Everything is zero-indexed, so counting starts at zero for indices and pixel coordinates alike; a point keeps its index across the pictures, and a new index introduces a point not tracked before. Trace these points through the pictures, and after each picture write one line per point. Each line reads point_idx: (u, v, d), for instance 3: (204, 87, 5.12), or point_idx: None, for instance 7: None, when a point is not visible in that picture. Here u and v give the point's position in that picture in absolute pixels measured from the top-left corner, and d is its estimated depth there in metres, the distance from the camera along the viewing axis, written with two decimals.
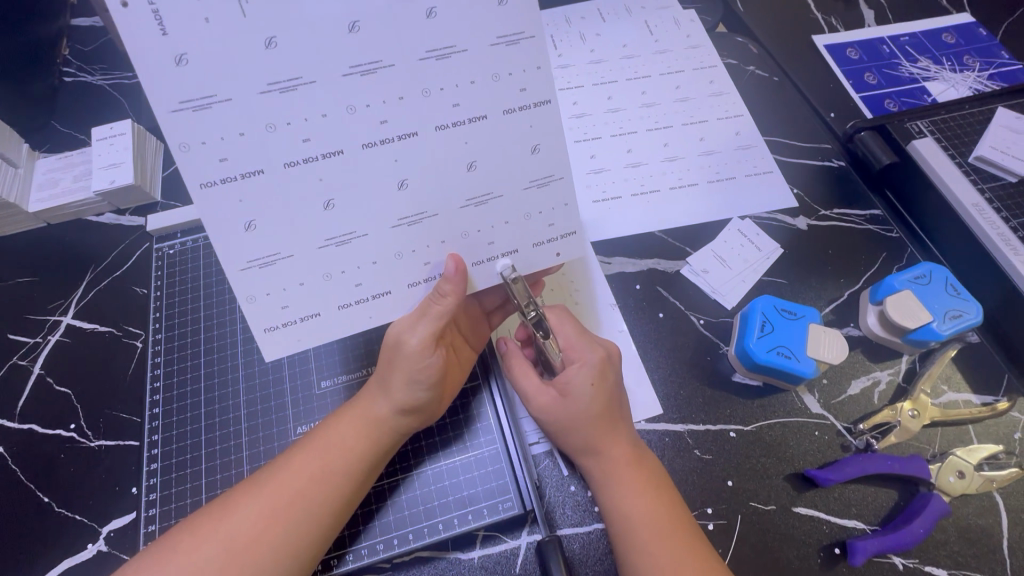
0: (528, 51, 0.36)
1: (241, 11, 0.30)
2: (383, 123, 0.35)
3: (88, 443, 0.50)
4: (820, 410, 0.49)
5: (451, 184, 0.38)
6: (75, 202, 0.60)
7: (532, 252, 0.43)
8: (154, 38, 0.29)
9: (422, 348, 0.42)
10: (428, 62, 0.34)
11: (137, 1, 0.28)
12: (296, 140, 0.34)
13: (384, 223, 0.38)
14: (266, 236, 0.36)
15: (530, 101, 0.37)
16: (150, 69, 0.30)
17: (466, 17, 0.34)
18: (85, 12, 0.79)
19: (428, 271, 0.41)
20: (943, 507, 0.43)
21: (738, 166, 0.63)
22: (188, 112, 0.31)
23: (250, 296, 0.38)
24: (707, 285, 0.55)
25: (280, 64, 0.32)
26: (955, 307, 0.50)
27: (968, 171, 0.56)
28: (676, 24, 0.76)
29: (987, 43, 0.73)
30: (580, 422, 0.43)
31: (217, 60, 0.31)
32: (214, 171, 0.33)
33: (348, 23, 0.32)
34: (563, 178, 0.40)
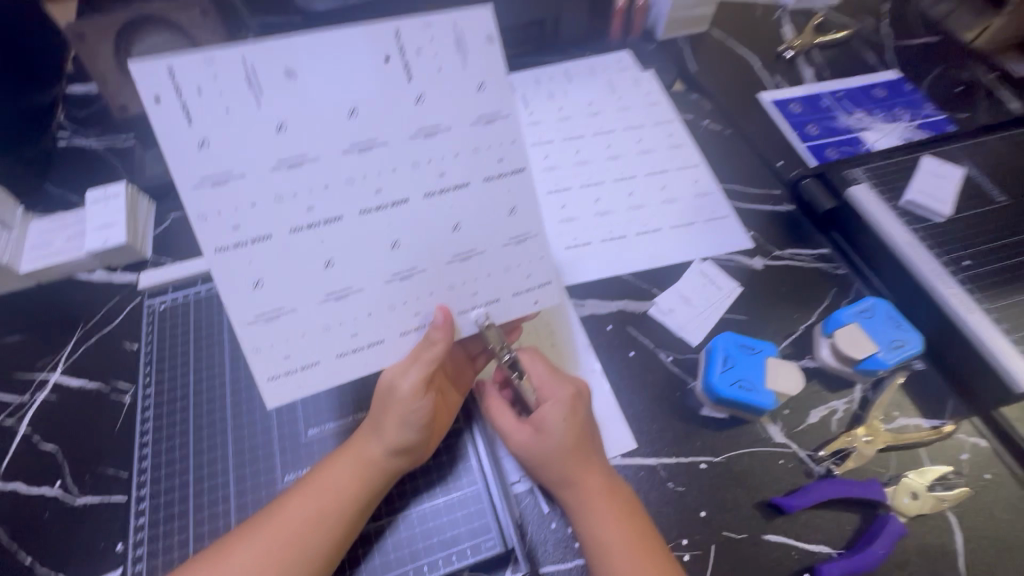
0: (504, 128, 0.40)
1: (256, 101, 0.33)
2: (378, 193, 0.38)
3: (73, 500, 0.50)
4: (784, 439, 0.52)
5: (440, 243, 0.42)
6: (66, 262, 0.62)
7: (512, 301, 0.46)
8: (180, 127, 0.33)
9: (413, 392, 0.44)
10: (418, 139, 0.38)
11: (168, 96, 0.32)
12: (301, 209, 0.37)
13: (377, 279, 0.41)
14: (270, 294, 0.39)
15: (507, 169, 0.41)
16: (175, 153, 0.33)
17: (451, 102, 0.38)
18: (82, 79, 0.83)
19: (418, 319, 0.44)
20: (900, 529, 0.46)
21: (698, 212, 0.69)
22: (207, 188, 0.35)
23: (253, 348, 0.40)
24: (673, 324, 0.59)
25: (289, 145, 0.35)
26: (897, 338, 0.54)
27: (901, 214, 0.61)
28: (637, 84, 0.83)
29: (913, 96, 0.81)
30: (555, 457, 0.45)
31: (234, 143, 0.34)
32: (226, 238, 0.36)
33: (348, 109, 0.35)
34: (539, 236, 0.44)
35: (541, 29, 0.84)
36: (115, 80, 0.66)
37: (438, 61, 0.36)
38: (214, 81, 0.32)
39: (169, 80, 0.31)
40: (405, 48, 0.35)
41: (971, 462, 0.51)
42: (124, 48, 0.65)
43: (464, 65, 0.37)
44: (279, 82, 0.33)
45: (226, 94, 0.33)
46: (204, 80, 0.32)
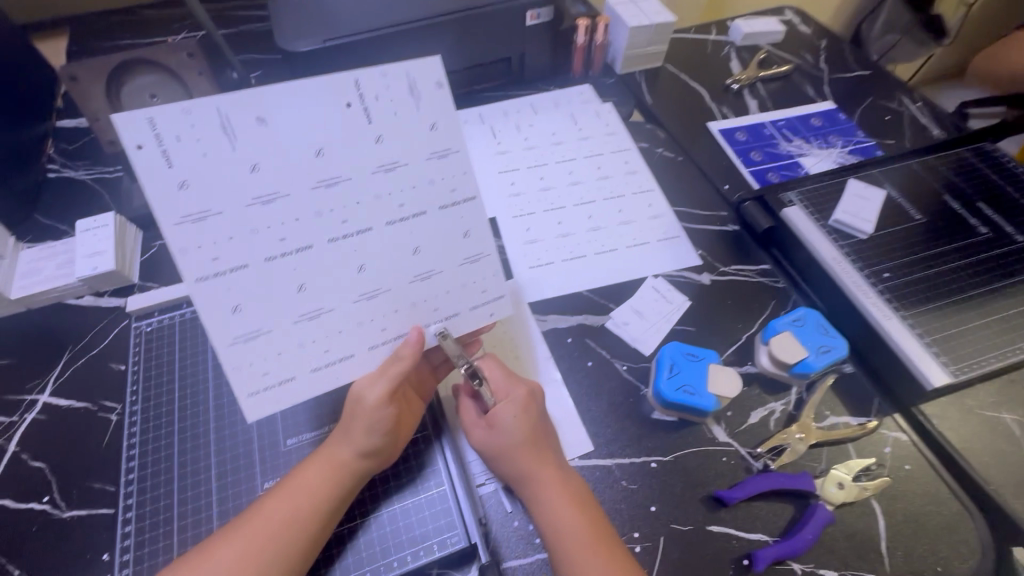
0: (455, 163, 0.45)
1: (231, 147, 0.38)
2: (344, 222, 0.43)
3: (61, 513, 0.53)
4: (726, 438, 0.57)
5: (403, 266, 0.47)
6: (56, 288, 0.66)
7: (469, 315, 0.52)
8: (163, 171, 0.37)
9: (378, 400, 0.48)
10: (378, 174, 0.43)
11: (150, 145, 0.36)
12: (275, 240, 0.42)
13: (346, 300, 0.46)
14: (248, 317, 0.43)
15: (459, 199, 0.47)
16: (157, 194, 0.37)
17: (407, 141, 0.43)
18: (71, 114, 0.88)
19: (385, 335, 0.49)
20: (827, 515, 0.51)
21: (651, 232, 0.75)
22: (188, 224, 0.39)
23: (233, 366, 0.44)
24: (628, 335, 0.65)
25: (262, 184, 0.40)
26: (825, 344, 0.60)
27: (830, 232, 0.68)
28: (596, 115, 0.90)
29: (846, 124, 0.89)
30: (509, 450, 0.50)
31: (211, 184, 0.38)
32: (206, 268, 0.40)
33: (314, 150, 0.40)
34: (490, 255, 0.50)
35: (508, 65, 0.91)
36: (107, 117, 0.69)
37: (393, 106, 0.42)
38: (193, 131, 0.37)
39: (151, 131, 0.36)
40: (363, 96, 0.41)
41: (893, 455, 0.56)
42: (115, 87, 0.67)
43: (416, 108, 0.43)
44: (251, 128, 0.38)
45: (203, 141, 0.37)
46: (184, 131, 0.37)
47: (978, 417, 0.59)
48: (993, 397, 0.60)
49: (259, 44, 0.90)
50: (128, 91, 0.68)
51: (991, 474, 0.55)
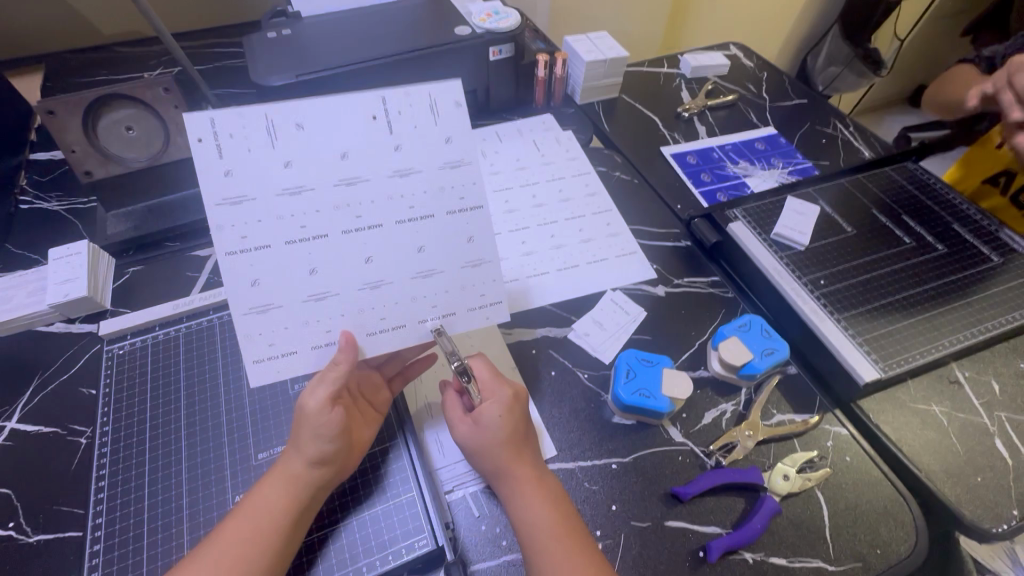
0: (466, 174, 0.48)
1: (270, 144, 0.43)
2: (357, 218, 0.47)
3: (27, 538, 0.53)
4: (682, 438, 0.61)
5: (407, 262, 0.49)
6: (26, 315, 0.67)
7: (467, 316, 0.53)
8: (213, 160, 0.42)
9: (321, 406, 0.49)
10: (393, 178, 0.47)
11: (206, 137, 0.41)
12: (295, 227, 0.45)
13: (351, 287, 0.48)
14: (264, 291, 0.46)
15: (466, 207, 0.49)
16: (203, 177, 0.42)
17: (423, 150, 0.47)
18: (45, 147, 0.90)
19: (384, 324, 0.50)
20: (774, 505, 0.55)
21: (609, 249, 0.80)
22: (226, 206, 0.43)
23: (244, 335, 0.47)
24: (589, 345, 0.68)
25: (292, 177, 0.44)
26: (768, 346, 0.65)
27: (771, 244, 0.74)
28: (557, 142, 0.96)
29: (787, 148, 0.97)
30: (492, 447, 0.53)
31: (250, 173, 0.43)
32: (235, 244, 0.44)
33: (339, 153, 0.44)
34: (491, 261, 0.52)
35: (474, 97, 0.97)
36: (84, 149, 0.69)
37: (414, 120, 0.46)
38: (241, 128, 0.42)
39: (209, 128, 0.41)
40: (388, 110, 0.45)
41: (835, 447, 0.60)
42: (92, 121, 0.68)
43: (435, 122, 0.46)
44: (290, 133, 0.43)
45: (249, 139, 0.42)
46: (234, 128, 0.42)
47: (911, 410, 0.63)
48: (923, 391, 0.65)
49: (234, 79, 0.94)
50: (104, 125, 0.69)
51: (924, 462, 0.59)
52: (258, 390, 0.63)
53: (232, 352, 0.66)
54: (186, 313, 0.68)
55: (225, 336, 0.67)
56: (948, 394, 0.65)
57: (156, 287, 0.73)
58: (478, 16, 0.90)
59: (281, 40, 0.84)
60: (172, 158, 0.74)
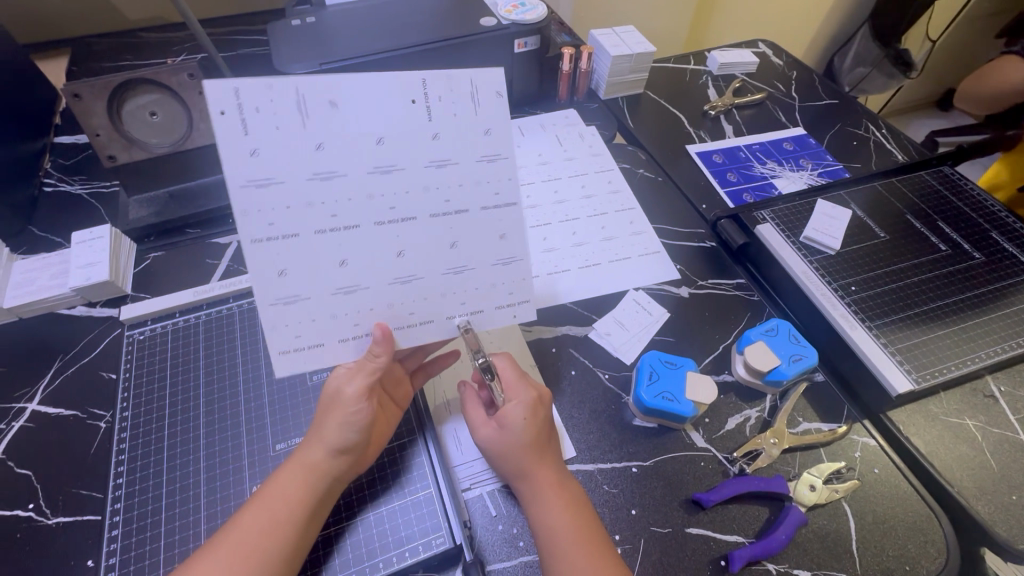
0: (503, 168, 0.48)
1: (303, 125, 0.40)
2: (392, 209, 0.46)
3: (46, 520, 0.53)
4: (704, 443, 0.60)
5: (440, 257, 0.49)
6: (49, 298, 0.67)
7: (496, 313, 0.53)
8: (239, 136, 0.39)
9: (356, 396, 0.49)
10: (430, 168, 0.45)
11: (230, 109, 0.38)
12: (326, 215, 0.44)
13: (382, 281, 0.48)
14: (291, 282, 0.45)
15: (501, 203, 0.49)
16: (228, 155, 0.40)
17: (461, 141, 0.45)
18: (68, 131, 0.90)
19: (413, 318, 0.50)
20: (800, 516, 0.53)
21: (633, 248, 0.78)
22: (252, 187, 0.41)
23: (270, 326, 0.46)
24: (609, 346, 0.67)
25: (323, 163, 0.42)
26: (796, 352, 0.63)
27: (801, 247, 0.72)
28: (581, 138, 0.94)
29: (816, 149, 0.94)
30: (514, 451, 0.52)
31: (279, 153, 0.41)
32: (262, 231, 0.43)
33: (375, 138, 0.43)
34: (523, 259, 0.51)
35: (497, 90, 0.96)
36: (108, 133, 0.68)
37: (454, 109, 0.44)
38: (270, 102, 0.39)
39: (234, 99, 0.38)
40: (428, 95, 0.43)
41: (863, 459, 0.59)
42: (117, 103, 0.67)
43: (475, 113, 0.45)
44: (322, 111, 0.41)
45: (278, 115, 0.40)
46: (263, 101, 0.39)
47: (943, 423, 0.61)
48: (956, 404, 0.63)
49: (257, 67, 0.93)
50: (129, 108, 0.68)
51: (956, 477, 0.57)
52: (277, 380, 0.62)
53: (252, 341, 0.66)
54: (206, 301, 0.68)
55: (245, 325, 0.67)
56: (982, 408, 0.63)
57: (177, 273, 0.73)
58: (505, 7, 0.88)
59: (306, 27, 0.84)
60: (194, 145, 0.73)
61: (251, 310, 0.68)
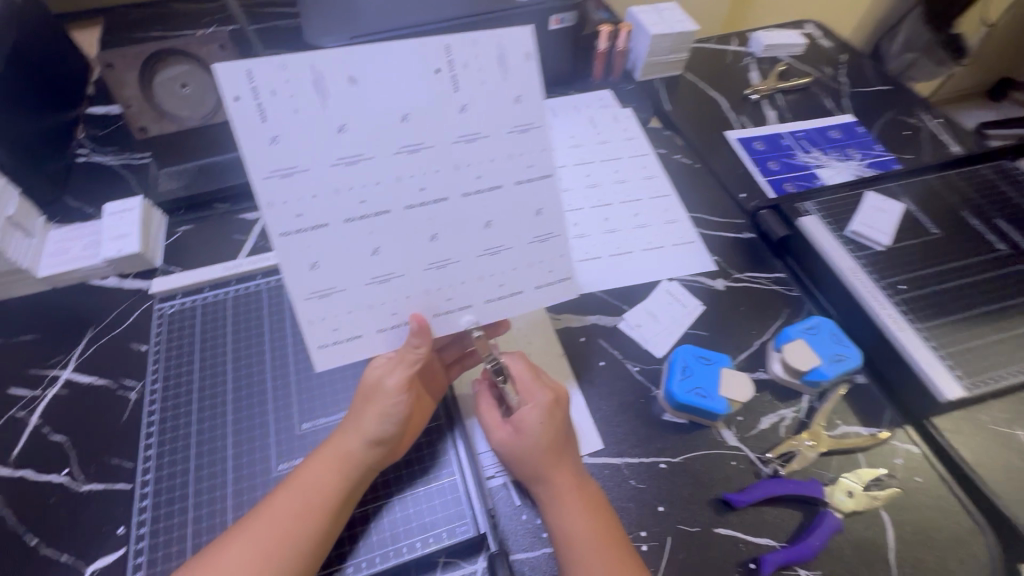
0: (535, 137, 0.45)
1: (323, 105, 0.39)
2: (422, 190, 0.44)
3: (79, 487, 0.54)
4: (736, 442, 0.58)
5: (474, 238, 0.47)
6: (82, 268, 0.67)
7: (534, 294, 0.51)
8: (256, 123, 0.38)
9: (398, 388, 0.49)
10: (459, 144, 0.43)
11: (246, 97, 0.37)
12: (355, 201, 0.43)
13: (417, 268, 0.46)
14: (325, 274, 0.44)
15: (535, 175, 0.47)
16: (248, 145, 0.39)
17: (490, 111, 0.43)
18: (100, 101, 0.90)
19: (452, 305, 0.49)
20: (836, 523, 0.51)
21: (666, 237, 0.75)
22: (276, 177, 0.40)
23: (308, 321, 0.45)
24: (640, 337, 0.65)
25: (347, 144, 0.41)
26: (838, 352, 0.60)
27: (847, 242, 0.69)
28: (615, 120, 0.91)
29: (864, 138, 0.89)
30: (531, 455, 0.50)
31: (300, 138, 0.40)
32: (291, 223, 0.42)
33: (400, 115, 0.41)
34: (560, 235, 0.49)
35: None
36: (139, 103, 0.68)
37: (480, 76, 0.42)
38: (285, 83, 0.38)
39: (247, 82, 0.37)
40: (452, 64, 0.41)
41: (904, 466, 0.56)
42: (148, 74, 0.67)
43: (502, 79, 0.43)
44: (342, 89, 0.39)
45: (296, 95, 0.38)
46: (278, 83, 0.38)
47: (991, 433, 0.58)
48: (1006, 413, 0.59)
49: (286, 39, 0.92)
50: (159, 81, 0.68)
51: (1005, 490, 0.54)
52: (304, 359, 0.62)
53: (279, 318, 0.65)
54: (235, 276, 0.68)
55: (273, 302, 0.67)
56: None
57: (206, 247, 0.73)
58: None
59: None
60: (222, 119, 0.73)
61: (279, 287, 0.68)
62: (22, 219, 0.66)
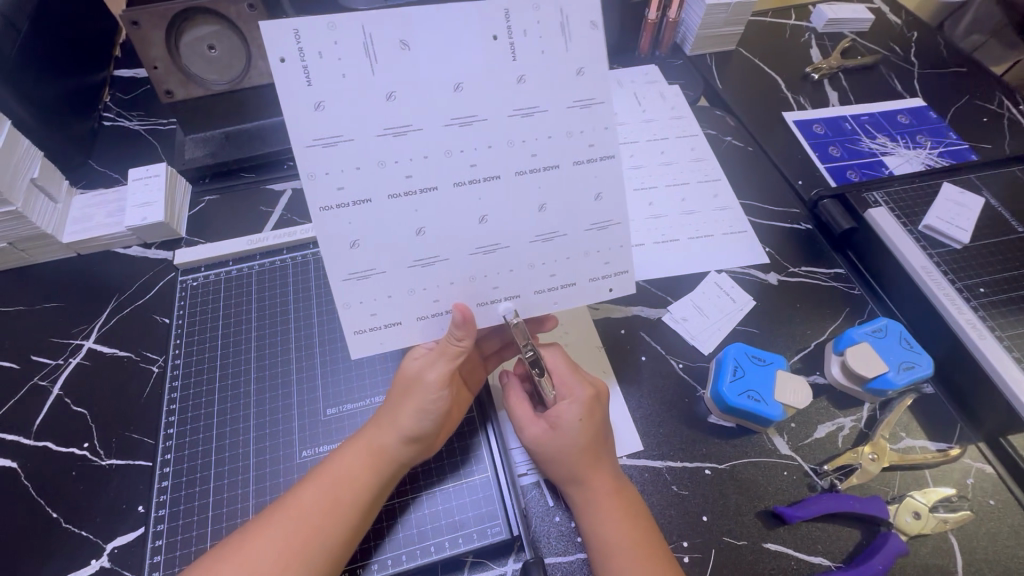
0: (598, 115, 0.41)
1: (371, 70, 0.35)
2: (473, 167, 0.40)
3: (100, 461, 0.52)
4: (789, 451, 0.53)
5: (527, 222, 0.43)
6: (106, 236, 0.65)
7: (587, 286, 0.47)
8: (300, 87, 0.35)
9: (438, 383, 0.46)
10: (515, 118, 0.39)
11: (291, 57, 0.34)
12: (400, 176, 0.39)
13: (464, 252, 0.43)
14: (365, 254, 0.41)
15: (596, 156, 0.42)
16: (291, 111, 0.35)
17: (552, 83, 0.39)
18: (127, 63, 0.87)
19: (498, 294, 0.45)
20: (901, 547, 0.46)
21: (715, 225, 0.70)
22: (319, 147, 0.36)
23: (343, 304, 0.42)
24: (686, 333, 0.61)
25: (395, 114, 0.37)
26: (908, 359, 0.55)
27: (919, 238, 0.63)
28: (662, 97, 0.84)
29: (937, 125, 0.82)
30: (567, 454, 0.47)
31: (345, 105, 0.36)
32: (331, 197, 0.38)
33: (453, 84, 0.37)
34: (620, 223, 0.45)
35: None
36: (165, 65, 0.65)
37: (541, 44, 0.38)
38: (333, 44, 0.34)
39: (294, 43, 0.34)
40: (512, 29, 0.37)
41: (976, 487, 0.51)
42: (174, 34, 0.64)
43: (565, 48, 0.38)
44: (392, 53, 0.35)
45: (344, 59, 0.35)
46: (325, 45, 0.34)
47: None
48: None
49: None
50: (186, 41, 0.64)
51: None
52: (330, 339, 0.59)
53: (305, 296, 0.62)
54: (260, 250, 0.65)
55: (298, 279, 0.63)
56: None
57: (231, 219, 0.70)
58: None
59: None
60: (251, 84, 0.69)
61: (305, 263, 0.65)
62: (46, 182, 0.63)
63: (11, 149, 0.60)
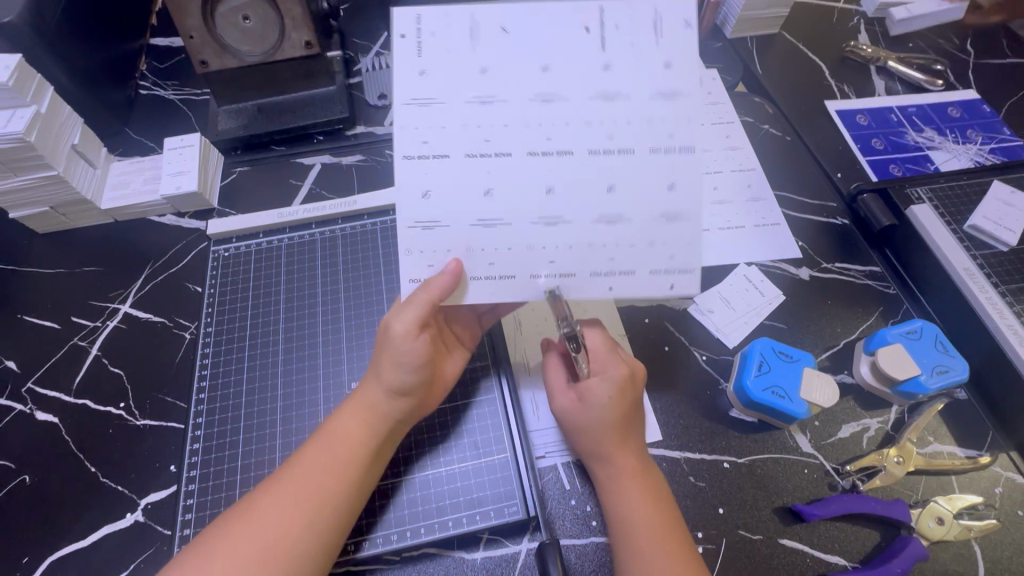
0: (682, 108, 0.41)
1: (472, 48, 0.41)
2: (548, 140, 0.41)
3: (135, 421, 0.55)
4: (811, 449, 0.53)
5: (589, 200, 0.42)
6: (141, 203, 0.66)
7: (649, 279, 0.44)
8: (412, 56, 0.40)
9: (406, 333, 0.44)
10: (595, 101, 0.41)
11: (409, 34, 0.40)
12: (480, 139, 0.41)
13: (525, 219, 0.42)
14: (434, 206, 0.41)
15: (674, 146, 0.41)
16: (400, 72, 0.40)
17: (632, 74, 0.41)
18: (162, 32, 0.87)
19: (552, 269, 0.44)
20: (921, 551, 0.46)
21: (748, 217, 0.68)
22: (415, 105, 0.40)
23: (406, 249, 0.42)
24: (711, 324, 0.60)
25: (486, 84, 0.41)
26: (943, 364, 0.53)
27: (963, 238, 0.61)
28: (699, 82, 0.81)
29: (990, 119, 0.78)
30: (597, 429, 0.47)
31: (446, 74, 0.40)
32: (415, 148, 0.41)
33: (541, 65, 0.41)
34: (691, 218, 0.43)
35: None
36: (201, 35, 0.64)
37: (630, 41, 0.41)
38: (444, 27, 0.40)
39: (414, 24, 0.40)
40: (603, 25, 0.41)
41: (1005, 497, 0.50)
42: (211, 3, 0.62)
43: (654, 45, 0.41)
44: (495, 36, 0.41)
45: (451, 37, 0.40)
46: (438, 27, 0.41)
47: None
48: None
49: None
50: (222, 11, 0.63)
51: None
52: (355, 314, 0.60)
53: (332, 274, 0.63)
54: (289, 224, 0.66)
55: (326, 250, 0.64)
56: None
57: (262, 191, 0.71)
58: None
59: None
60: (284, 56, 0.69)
61: (333, 238, 0.65)
62: (86, 149, 0.65)
63: (54, 116, 0.61)
